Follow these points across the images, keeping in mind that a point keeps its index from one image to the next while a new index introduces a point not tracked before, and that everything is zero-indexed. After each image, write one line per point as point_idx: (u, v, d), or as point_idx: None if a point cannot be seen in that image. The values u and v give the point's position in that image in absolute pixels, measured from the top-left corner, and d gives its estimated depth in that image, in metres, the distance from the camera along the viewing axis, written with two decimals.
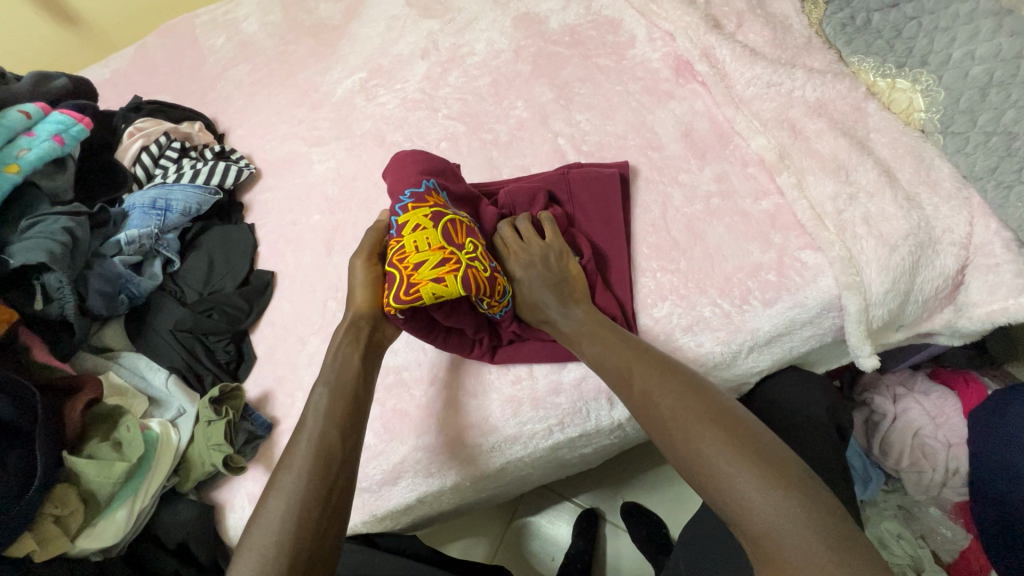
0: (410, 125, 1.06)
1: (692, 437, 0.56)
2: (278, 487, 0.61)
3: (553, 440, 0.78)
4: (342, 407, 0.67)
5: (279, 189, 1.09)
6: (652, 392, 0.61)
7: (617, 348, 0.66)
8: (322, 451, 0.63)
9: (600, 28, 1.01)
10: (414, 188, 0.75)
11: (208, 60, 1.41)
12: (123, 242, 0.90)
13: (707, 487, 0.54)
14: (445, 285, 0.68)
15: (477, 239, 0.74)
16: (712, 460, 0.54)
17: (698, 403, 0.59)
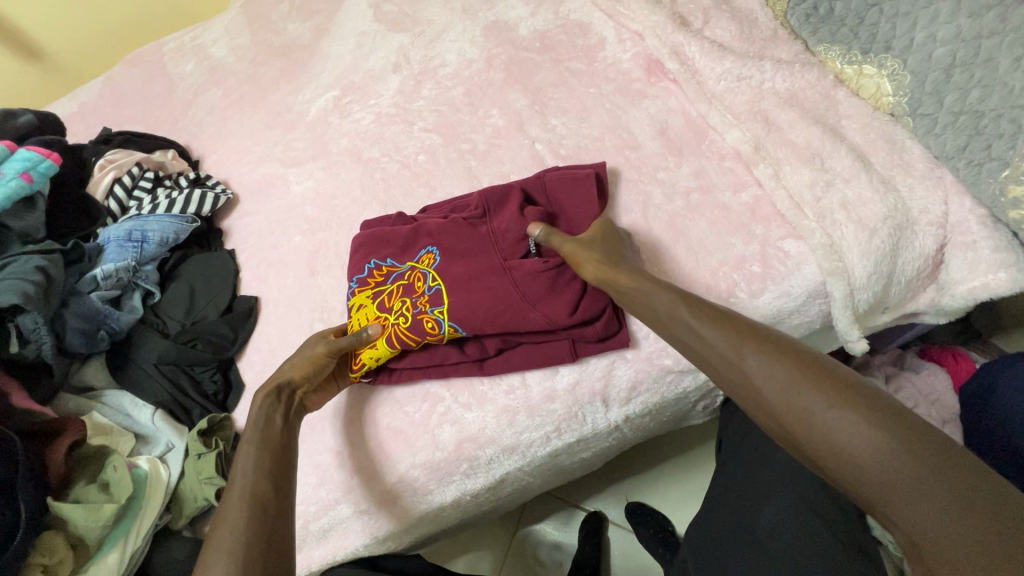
0: (387, 140, 1.05)
1: (828, 420, 0.45)
2: (210, 559, 0.54)
3: (551, 446, 0.78)
4: (269, 455, 0.65)
5: (259, 213, 1.08)
6: (769, 369, 0.50)
7: (719, 323, 0.55)
8: (258, 511, 0.58)
9: (570, 32, 1.01)
10: (359, 271, 0.85)
11: (178, 87, 1.39)
12: (99, 277, 0.88)
13: (851, 479, 0.44)
14: (374, 348, 0.78)
15: (412, 293, 0.79)
16: (853, 433, 0.44)
17: (819, 368, 0.48)
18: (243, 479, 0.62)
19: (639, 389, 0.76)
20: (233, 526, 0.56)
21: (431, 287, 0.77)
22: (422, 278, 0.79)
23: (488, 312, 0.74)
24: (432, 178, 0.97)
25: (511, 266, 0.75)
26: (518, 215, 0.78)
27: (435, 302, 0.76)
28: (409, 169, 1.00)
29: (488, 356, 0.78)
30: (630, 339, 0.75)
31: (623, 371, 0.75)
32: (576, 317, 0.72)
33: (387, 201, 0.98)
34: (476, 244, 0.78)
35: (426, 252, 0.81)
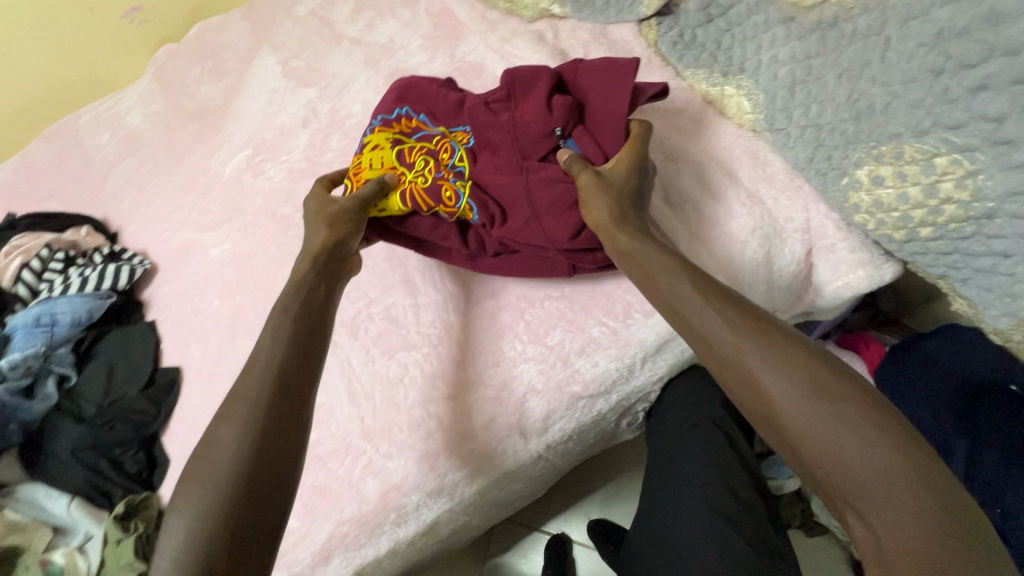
0: (299, 195, 1.06)
1: (825, 432, 0.47)
2: (227, 423, 0.57)
3: (476, 484, 0.79)
4: (267, 393, 0.58)
5: (178, 280, 1.08)
6: (781, 376, 0.50)
7: (739, 317, 0.54)
8: (276, 399, 0.58)
9: (466, 74, 1.05)
10: (386, 113, 0.85)
11: (95, 159, 1.38)
12: (6, 368, 0.87)
13: (835, 484, 0.46)
14: (388, 202, 0.78)
15: (437, 158, 0.80)
16: (842, 443, 0.46)
17: (820, 374, 0.49)
18: (244, 408, 0.57)
19: (553, 417, 0.77)
20: (220, 466, 0.54)
21: (456, 165, 0.79)
22: (450, 150, 0.80)
23: (495, 215, 0.76)
24: None
25: (527, 163, 0.76)
26: (547, 112, 0.76)
27: (457, 175, 0.78)
28: None
29: (484, 255, 0.81)
30: (537, 369, 0.77)
31: (534, 403, 0.77)
32: (585, 235, 0.72)
33: None
34: (503, 123, 0.77)
35: (460, 129, 0.81)
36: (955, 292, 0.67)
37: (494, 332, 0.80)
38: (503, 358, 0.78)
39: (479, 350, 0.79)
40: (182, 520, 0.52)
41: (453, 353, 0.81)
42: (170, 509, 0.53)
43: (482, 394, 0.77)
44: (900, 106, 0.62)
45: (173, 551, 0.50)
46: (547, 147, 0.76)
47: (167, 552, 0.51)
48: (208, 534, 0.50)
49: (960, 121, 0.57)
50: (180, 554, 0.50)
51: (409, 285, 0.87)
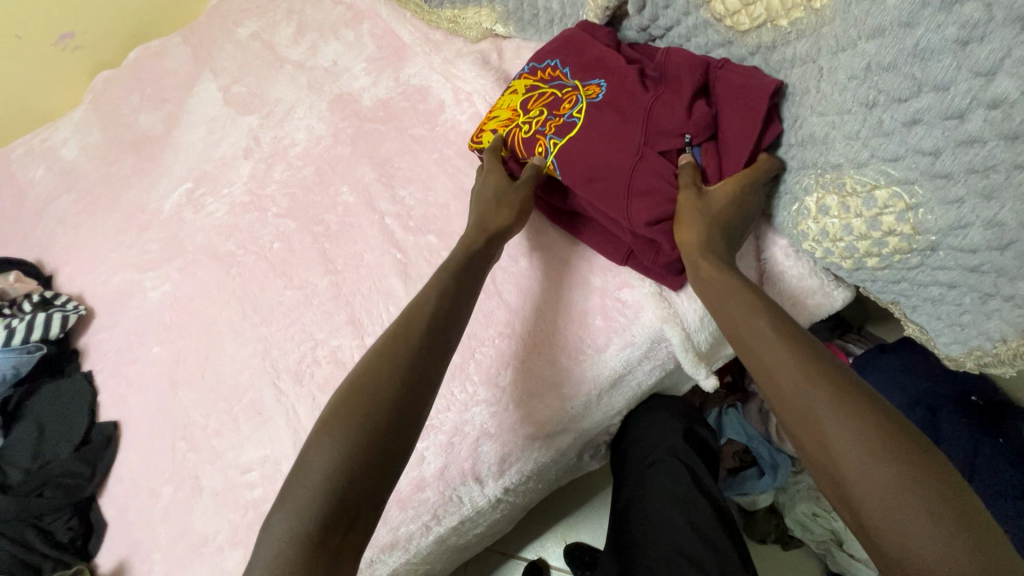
0: (242, 230, 1.01)
1: (912, 518, 0.41)
2: (377, 372, 0.59)
3: (433, 534, 0.75)
4: (402, 397, 0.57)
5: (116, 326, 1.02)
6: (873, 441, 0.44)
7: (834, 371, 0.49)
8: (420, 349, 0.61)
9: (411, 98, 1.01)
10: (539, 61, 0.81)
11: (28, 196, 1.31)
12: None
13: (887, 554, 0.42)
14: (495, 135, 0.80)
15: (555, 108, 0.76)
16: (906, 513, 0.41)
17: (890, 431, 0.45)
18: (367, 408, 0.56)
19: (509, 460, 0.74)
20: (332, 455, 0.54)
21: (570, 117, 0.74)
22: (573, 102, 0.75)
23: (584, 173, 0.71)
24: (288, 266, 0.94)
25: (648, 150, 0.68)
26: (685, 111, 0.67)
27: (560, 130, 0.74)
28: (266, 259, 0.96)
29: (566, 211, 0.79)
30: (489, 411, 0.73)
31: (488, 447, 0.73)
32: (657, 229, 0.67)
33: (245, 297, 0.94)
34: (627, 100, 0.71)
35: (593, 84, 0.75)
36: (905, 318, 0.66)
37: (444, 374, 0.76)
38: (453, 401, 0.74)
39: None
40: (328, 442, 0.55)
41: None
42: (318, 430, 0.56)
43: (433, 441, 0.74)
44: (838, 137, 0.60)
45: (326, 466, 0.53)
46: (669, 144, 0.68)
47: (316, 466, 0.54)
48: (354, 460, 0.53)
49: (896, 153, 0.56)
50: (333, 471, 0.53)
51: (356, 326, 0.84)
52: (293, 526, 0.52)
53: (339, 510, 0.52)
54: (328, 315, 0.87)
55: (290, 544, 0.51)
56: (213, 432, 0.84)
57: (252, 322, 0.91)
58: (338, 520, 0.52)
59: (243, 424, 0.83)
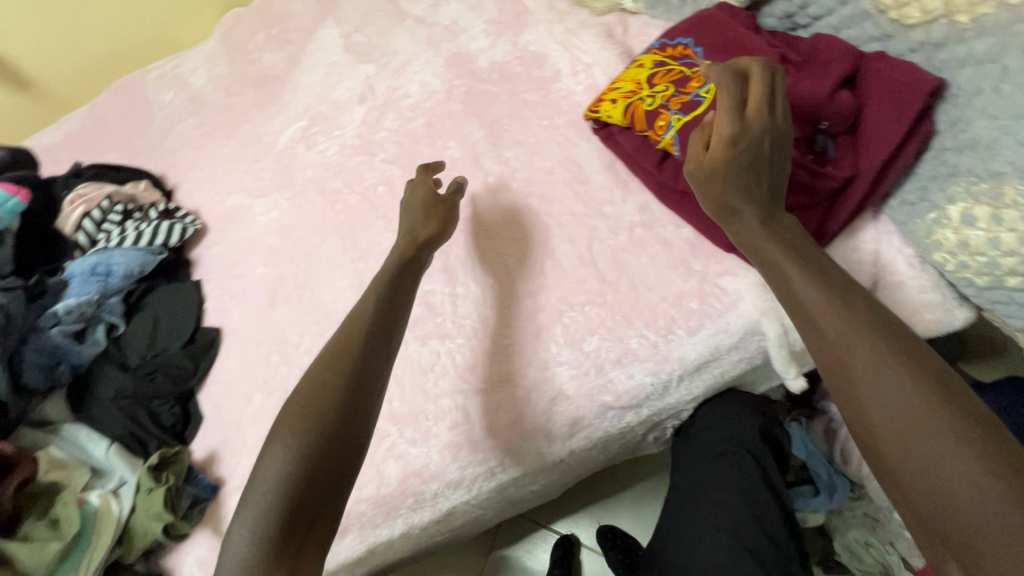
0: (349, 171, 1.07)
1: (947, 467, 0.47)
2: (299, 391, 0.64)
3: (496, 480, 0.79)
4: (329, 413, 0.61)
5: (226, 243, 1.10)
6: (916, 406, 0.51)
7: (880, 332, 0.55)
8: (362, 358, 0.65)
9: (527, 64, 1.03)
10: (669, 38, 0.83)
11: (157, 116, 1.43)
12: (60, 312, 0.89)
13: (923, 496, 0.48)
14: (614, 104, 0.82)
15: (681, 86, 0.78)
16: (942, 456, 0.48)
17: (930, 387, 0.51)
18: (295, 424, 0.60)
19: (580, 424, 0.76)
20: (278, 469, 0.58)
21: (697, 96, 0.76)
22: (701, 81, 0.76)
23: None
24: (390, 209, 0.99)
25: None
26: (833, 99, 0.68)
27: (685, 108, 0.76)
28: (369, 201, 1.01)
29: (671, 189, 0.79)
30: (570, 374, 0.75)
31: (563, 407, 0.76)
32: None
33: (346, 233, 0.99)
34: None
35: None
36: None
37: (530, 331, 0.78)
38: (537, 359, 0.77)
39: (513, 347, 0.78)
40: (283, 451, 0.59)
41: (486, 347, 0.80)
42: (269, 442, 0.61)
43: (511, 392, 0.77)
44: (1009, 143, 0.61)
45: (290, 470, 0.58)
46: (800, 133, 0.69)
47: (269, 477, 0.58)
48: (303, 468, 0.58)
49: None
50: (288, 479, 0.57)
51: (449, 274, 0.87)
52: (254, 532, 0.56)
53: (292, 515, 0.56)
54: None
55: (251, 550, 0.56)
56: (305, 351, 0.90)
57: (351, 257, 0.96)
58: (296, 529, 0.56)
59: None
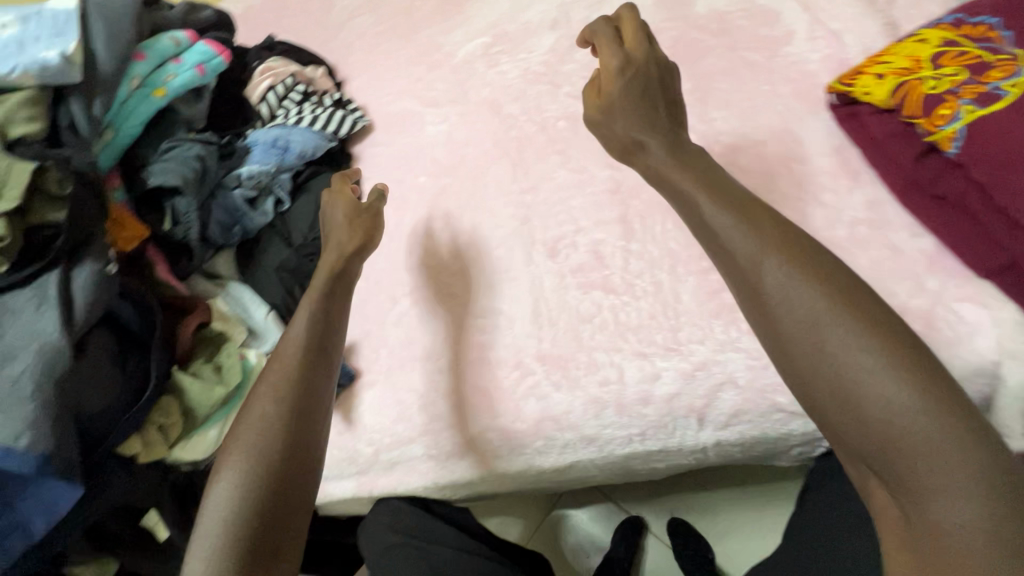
0: (530, 98, 1.02)
1: (884, 409, 0.45)
2: (260, 406, 0.60)
3: (632, 448, 0.75)
4: (269, 445, 0.58)
5: (390, 146, 1.10)
6: (852, 348, 0.48)
7: (792, 258, 0.52)
8: (305, 382, 0.62)
9: (755, 18, 0.92)
10: (968, 19, 0.74)
11: (335, 6, 1.42)
12: (244, 175, 0.93)
13: (869, 437, 0.46)
14: (882, 80, 0.74)
15: (977, 72, 0.69)
16: (888, 399, 0.45)
17: (880, 322, 0.48)
18: (241, 450, 0.58)
19: (741, 417, 0.71)
20: (228, 505, 0.55)
21: (998, 87, 0.66)
22: (1007, 70, 0.67)
23: (999, 157, 0.64)
24: (568, 146, 0.93)
25: None
26: None
27: (980, 96, 0.67)
28: (546, 133, 0.96)
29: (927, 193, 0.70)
30: (747, 363, 0.69)
31: (729, 396, 0.70)
32: None
33: (517, 161, 0.96)
34: None
35: None
36: None
37: (709, 308, 0.73)
38: (713, 339, 0.71)
39: (686, 320, 0.73)
40: (232, 477, 0.56)
41: (655, 313, 0.75)
42: (220, 468, 0.59)
43: (675, 365, 0.72)
44: None
45: (226, 498, 0.56)
46: None
47: (219, 504, 0.56)
48: (254, 493, 0.55)
49: None
50: (233, 512, 0.54)
51: (626, 228, 0.82)
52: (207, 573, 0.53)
53: (250, 545, 0.54)
54: (599, 207, 0.86)
55: None
56: (459, 269, 0.89)
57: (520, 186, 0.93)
58: (254, 564, 0.53)
59: (487, 274, 0.87)
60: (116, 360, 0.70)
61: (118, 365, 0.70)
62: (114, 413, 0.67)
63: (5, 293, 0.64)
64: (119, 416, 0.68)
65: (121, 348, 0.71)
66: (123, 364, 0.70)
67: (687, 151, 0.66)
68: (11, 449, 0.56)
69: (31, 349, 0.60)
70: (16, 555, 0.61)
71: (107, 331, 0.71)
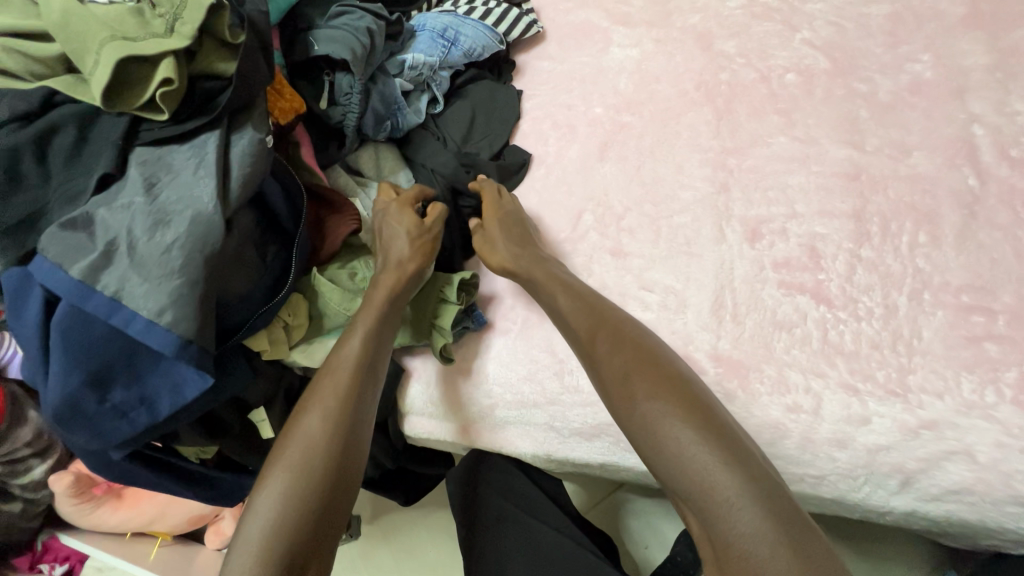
0: (751, 36, 0.82)
1: (683, 446, 0.51)
2: (301, 426, 0.56)
3: (804, 492, 0.63)
4: (319, 459, 0.54)
5: (561, 62, 0.92)
6: (653, 397, 0.54)
7: (632, 344, 0.60)
8: (352, 401, 0.59)
9: None
10: None
11: None
12: (407, 64, 0.81)
13: (676, 480, 0.51)
14: None
15: None
16: (675, 439, 0.51)
17: (657, 369, 0.57)
18: (287, 471, 0.53)
19: (957, 497, 0.57)
20: (262, 520, 0.50)
21: None
22: None
23: None
24: (795, 109, 0.75)
25: None
26: None
27: None
28: (768, 85, 0.78)
29: None
30: (997, 439, 0.55)
31: (955, 468, 0.56)
32: None
33: (723, 113, 0.78)
34: None
35: None
36: None
37: (960, 359, 0.58)
38: (956, 397, 0.57)
39: (925, 363, 0.59)
40: (274, 494, 0.51)
41: (881, 342, 0.61)
42: (263, 480, 0.53)
43: (895, 414, 0.58)
44: None
45: (269, 518, 0.50)
46: None
47: (258, 521, 0.50)
48: (302, 510, 0.51)
49: None
50: (274, 530, 0.49)
51: (861, 229, 0.66)
52: None
53: (293, 543, 0.49)
54: (827, 194, 0.69)
55: None
56: (628, 227, 0.75)
57: (722, 145, 0.76)
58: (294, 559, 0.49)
59: (661, 242, 0.73)
60: (257, 248, 0.62)
61: (258, 254, 0.62)
62: (249, 304, 0.61)
63: (162, 148, 0.56)
64: (252, 309, 0.62)
65: (263, 233, 0.64)
66: (263, 254, 0.63)
67: (535, 249, 0.73)
68: (155, 326, 0.50)
69: (185, 218, 0.52)
70: (138, 430, 0.57)
71: (253, 212, 0.62)
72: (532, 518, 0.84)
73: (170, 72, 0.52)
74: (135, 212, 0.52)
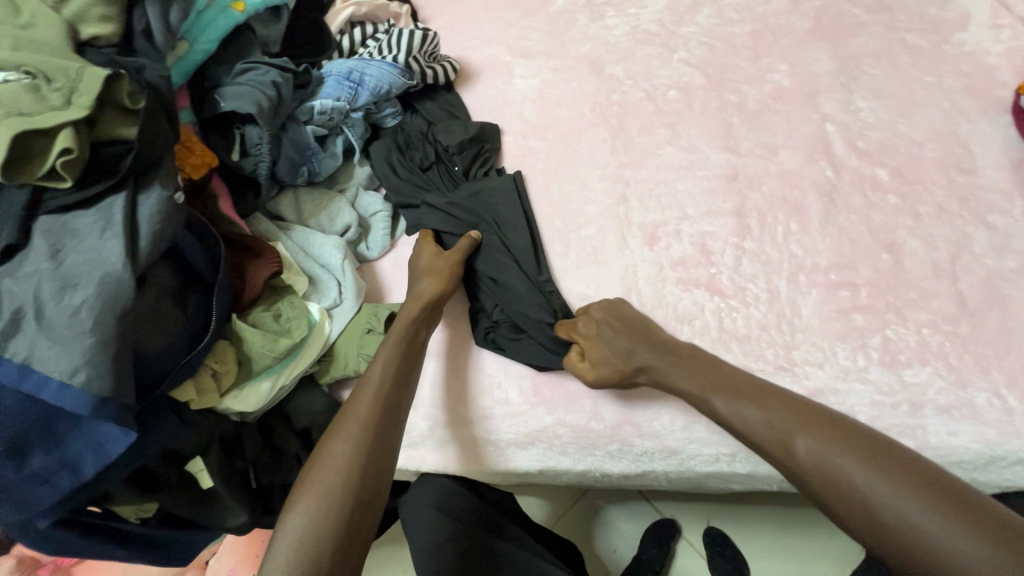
0: (637, 59, 0.90)
1: (861, 480, 0.51)
2: (330, 453, 0.62)
3: (715, 467, 0.70)
4: (341, 486, 0.59)
5: (470, 96, 0.97)
6: (815, 442, 0.54)
7: (759, 394, 0.60)
8: (373, 425, 0.63)
9: None
10: None
11: None
12: (316, 110, 0.84)
13: (860, 516, 0.50)
14: None
15: None
16: (848, 472, 0.52)
17: (806, 413, 0.57)
18: (311, 497, 0.58)
19: None
20: (293, 542, 0.55)
21: None
22: None
23: None
24: (679, 121, 0.83)
25: None
26: None
27: None
28: (654, 103, 0.85)
29: None
30: (872, 398, 0.61)
31: None
32: None
33: (617, 130, 0.85)
34: None
35: None
36: None
37: (834, 330, 0.65)
38: (835, 365, 0.63)
39: (806, 338, 0.65)
40: (301, 517, 0.57)
41: (768, 323, 0.67)
42: (292, 504, 0.59)
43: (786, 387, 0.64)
44: None
45: (297, 535, 0.56)
46: None
47: (286, 542, 0.56)
48: (325, 533, 0.56)
49: None
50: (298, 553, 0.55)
51: (742, 222, 0.73)
52: None
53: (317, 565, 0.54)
54: (711, 196, 0.76)
55: None
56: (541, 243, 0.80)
57: (619, 160, 0.82)
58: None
59: (572, 254, 0.78)
60: (176, 298, 0.64)
61: (178, 305, 0.64)
62: (171, 355, 0.63)
63: (68, 214, 0.58)
64: (175, 360, 0.63)
65: (181, 285, 0.66)
66: (184, 305, 0.65)
67: (660, 344, 0.67)
68: (68, 387, 0.51)
69: (92, 279, 0.54)
70: (62, 494, 0.57)
71: (169, 265, 0.65)
72: (475, 532, 0.86)
73: (70, 143, 0.54)
74: (42, 278, 0.54)
